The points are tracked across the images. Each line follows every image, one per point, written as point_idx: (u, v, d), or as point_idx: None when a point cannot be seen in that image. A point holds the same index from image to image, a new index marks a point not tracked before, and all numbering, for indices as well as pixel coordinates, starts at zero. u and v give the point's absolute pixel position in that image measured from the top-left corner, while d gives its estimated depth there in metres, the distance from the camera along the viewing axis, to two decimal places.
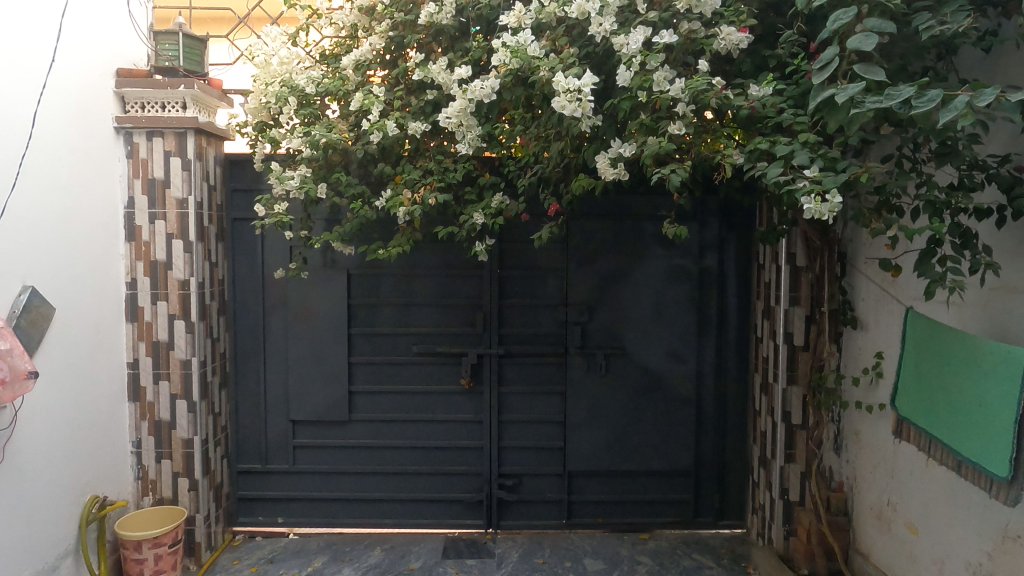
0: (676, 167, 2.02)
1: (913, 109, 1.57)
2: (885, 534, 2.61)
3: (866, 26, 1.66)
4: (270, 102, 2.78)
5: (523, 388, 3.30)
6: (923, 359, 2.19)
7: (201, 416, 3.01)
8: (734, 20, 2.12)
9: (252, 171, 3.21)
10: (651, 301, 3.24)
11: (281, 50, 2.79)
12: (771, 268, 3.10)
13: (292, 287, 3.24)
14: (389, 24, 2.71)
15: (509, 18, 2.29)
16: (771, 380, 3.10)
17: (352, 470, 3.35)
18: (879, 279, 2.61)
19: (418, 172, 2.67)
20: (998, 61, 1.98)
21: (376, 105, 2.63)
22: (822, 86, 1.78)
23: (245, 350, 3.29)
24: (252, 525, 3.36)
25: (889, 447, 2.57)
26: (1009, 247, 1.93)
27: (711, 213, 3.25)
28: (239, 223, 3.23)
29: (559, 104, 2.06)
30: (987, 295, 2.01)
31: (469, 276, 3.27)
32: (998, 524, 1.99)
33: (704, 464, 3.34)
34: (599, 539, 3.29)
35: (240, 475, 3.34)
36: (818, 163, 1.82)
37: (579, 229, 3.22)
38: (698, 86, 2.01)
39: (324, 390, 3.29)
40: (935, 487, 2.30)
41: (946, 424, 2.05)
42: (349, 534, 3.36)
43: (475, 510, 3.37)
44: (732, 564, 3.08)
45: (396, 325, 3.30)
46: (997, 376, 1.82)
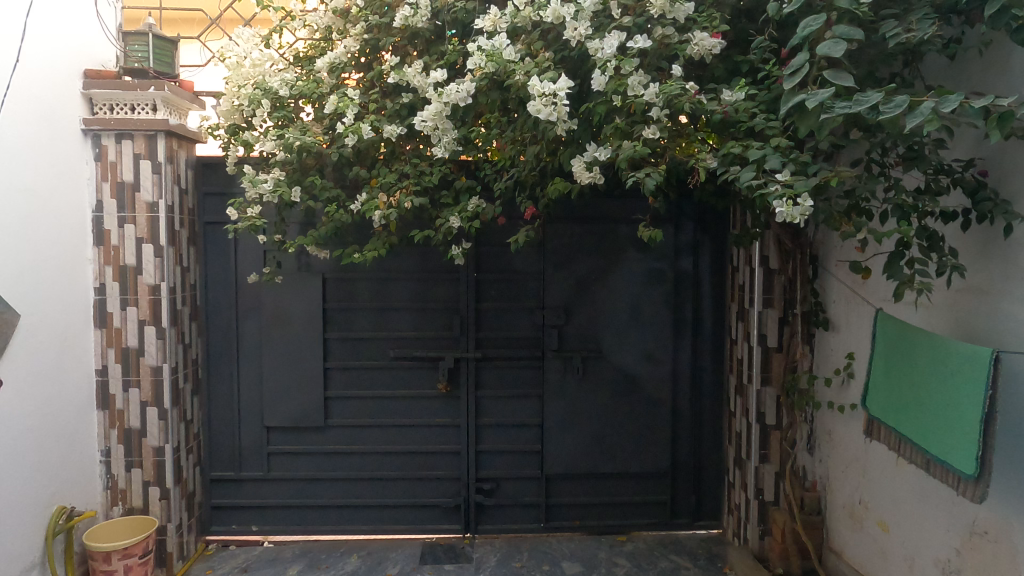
0: (651, 171, 2.03)
1: (881, 115, 1.61)
2: (858, 531, 2.66)
3: (836, 33, 1.69)
4: (243, 105, 2.74)
5: (501, 391, 3.30)
6: (891, 359, 2.21)
7: (173, 423, 2.95)
8: (708, 25, 2.13)
9: (225, 174, 3.16)
10: (627, 304, 3.26)
11: (253, 52, 2.74)
12: (745, 272, 3.12)
13: (266, 291, 3.20)
14: (364, 27, 2.70)
15: (484, 22, 2.29)
16: (746, 382, 3.13)
17: (327, 476, 3.32)
18: (849, 280, 2.66)
19: (394, 175, 2.67)
20: (962, 68, 2.03)
21: (351, 108, 2.60)
22: (793, 92, 1.80)
23: (218, 356, 3.24)
24: (225, 534, 3.30)
25: (861, 446, 2.62)
26: (974, 251, 1.99)
27: (686, 216, 3.27)
28: (211, 227, 3.18)
29: (535, 108, 2.06)
30: (954, 297, 2.07)
31: (446, 280, 3.26)
32: (965, 520, 2.05)
33: (680, 465, 3.37)
34: (577, 541, 3.30)
35: (213, 483, 3.28)
36: (790, 167, 1.84)
37: (556, 232, 3.23)
38: (672, 91, 2.00)
39: (298, 396, 3.25)
40: (905, 484, 2.35)
41: (915, 424, 2.05)
42: (325, 541, 3.32)
43: (453, 515, 3.36)
44: (709, 564, 3.10)
45: (372, 330, 3.27)
46: (966, 375, 1.83)
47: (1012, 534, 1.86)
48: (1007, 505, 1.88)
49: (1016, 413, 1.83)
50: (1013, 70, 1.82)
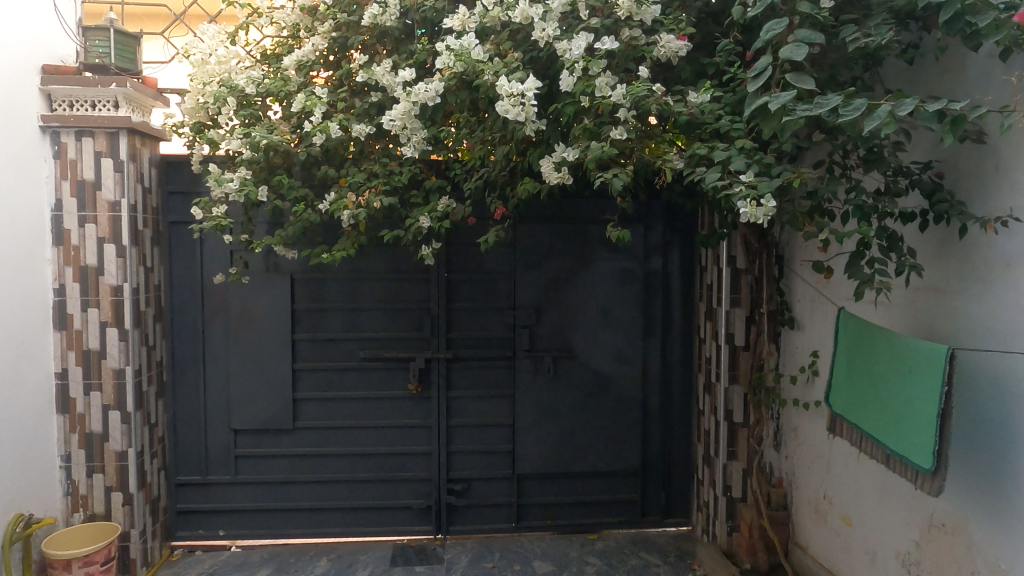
0: (619, 171, 2.04)
1: (840, 118, 1.65)
2: (822, 526, 2.71)
3: (797, 37, 1.72)
4: (208, 103, 2.69)
5: (472, 392, 3.29)
6: (853, 356, 2.25)
7: (136, 426, 2.89)
8: (674, 28, 2.16)
9: (190, 173, 3.10)
10: (598, 304, 3.28)
11: (218, 49, 2.71)
12: (712, 271, 3.16)
13: (232, 292, 3.15)
14: (332, 25, 2.68)
15: (453, 21, 2.29)
16: (714, 380, 3.17)
17: (296, 479, 3.28)
18: (813, 280, 2.71)
19: (363, 175, 2.65)
20: (919, 72, 2.08)
21: (319, 106, 2.58)
22: (757, 95, 1.82)
23: (184, 358, 3.18)
24: (191, 539, 3.24)
25: (825, 442, 2.68)
26: (932, 251, 2.04)
27: (655, 217, 3.30)
28: (176, 226, 3.13)
29: (502, 108, 2.07)
30: (912, 296, 2.12)
31: (417, 280, 3.25)
32: (924, 513, 2.10)
33: (650, 463, 3.40)
34: (548, 541, 3.31)
35: (178, 488, 3.22)
36: (754, 169, 1.87)
37: (526, 232, 3.24)
38: (640, 92, 2.01)
39: (266, 398, 3.20)
40: (868, 479, 2.41)
41: (876, 420, 2.09)
42: (294, 544, 3.28)
43: (424, 516, 3.34)
44: (678, 561, 3.13)
45: (343, 331, 3.24)
46: (922, 371, 1.87)
47: (968, 527, 1.91)
48: (963, 498, 1.93)
49: (971, 409, 1.88)
50: (968, 76, 1.88)
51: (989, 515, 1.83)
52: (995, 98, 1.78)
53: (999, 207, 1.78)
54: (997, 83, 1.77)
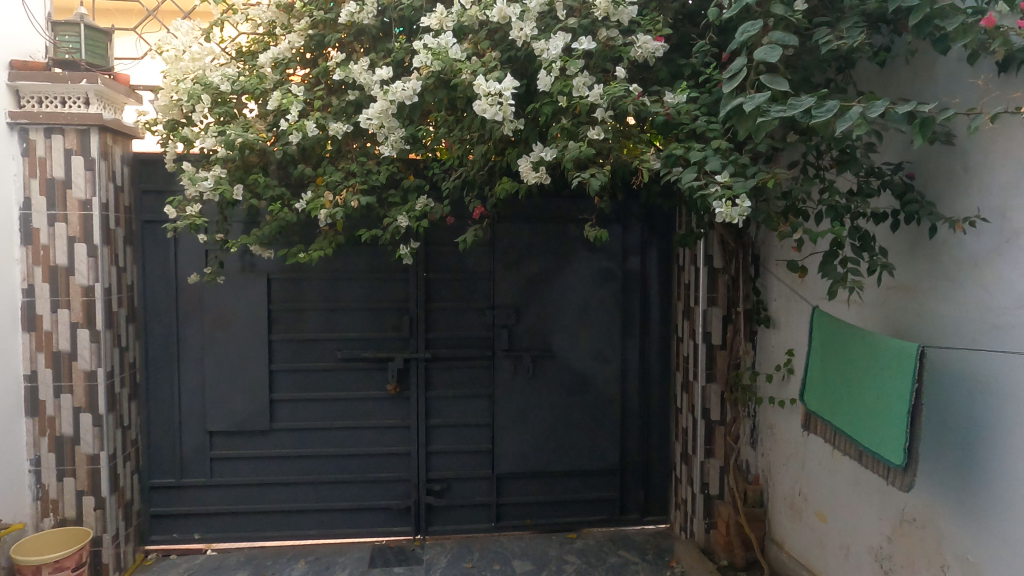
0: (596, 172, 2.04)
1: (812, 119, 1.67)
2: (798, 522, 2.74)
3: (772, 39, 1.73)
4: (181, 100, 2.65)
5: (451, 392, 3.29)
6: (827, 354, 2.28)
7: (108, 429, 2.84)
8: (651, 28, 2.18)
9: (164, 172, 3.06)
10: (577, 303, 3.29)
11: (192, 45, 2.65)
12: (690, 271, 3.18)
13: (208, 292, 3.11)
14: (309, 23, 2.65)
15: (431, 20, 2.28)
16: (692, 379, 3.19)
17: (273, 481, 3.24)
18: (789, 280, 2.75)
19: (340, 174, 2.64)
20: (890, 74, 2.12)
21: (296, 104, 2.55)
22: (732, 95, 1.84)
23: (158, 359, 3.13)
24: (166, 543, 3.20)
25: (800, 440, 2.71)
26: (903, 251, 2.07)
27: (633, 216, 3.32)
28: (149, 226, 3.07)
29: (480, 108, 2.06)
30: (884, 295, 2.16)
31: (395, 280, 3.23)
32: (896, 508, 2.14)
33: (629, 462, 3.42)
34: (527, 540, 3.32)
35: (152, 491, 3.17)
36: (729, 169, 1.88)
37: (505, 232, 3.23)
38: (617, 92, 2.02)
39: (242, 399, 3.16)
40: (841, 475, 2.44)
41: (849, 417, 2.11)
42: (270, 547, 3.25)
43: (403, 517, 3.33)
44: (656, 559, 3.15)
45: (321, 331, 3.22)
46: (894, 369, 1.90)
47: (938, 521, 1.95)
48: (933, 493, 1.97)
49: (941, 405, 1.92)
50: (937, 79, 1.92)
51: (958, 510, 1.87)
52: (963, 100, 1.82)
53: (968, 208, 1.82)
54: (964, 86, 1.81)
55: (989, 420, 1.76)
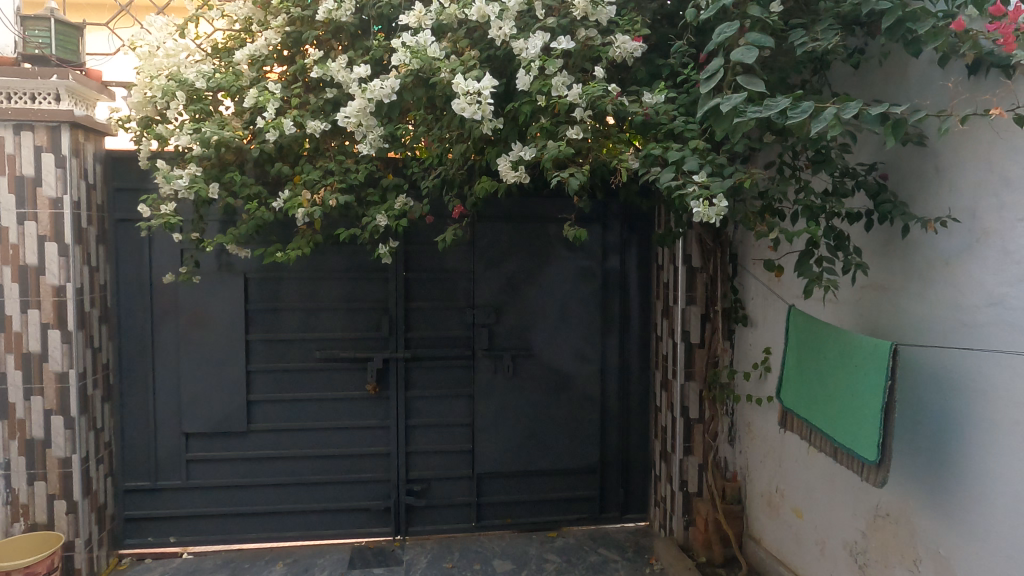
0: (575, 171, 2.04)
1: (788, 120, 1.69)
2: (775, 518, 2.77)
3: (749, 40, 1.74)
4: (155, 97, 2.60)
5: (431, 391, 3.27)
6: (803, 352, 2.31)
7: (81, 432, 2.79)
8: (629, 29, 2.19)
9: (138, 169, 3.01)
10: (557, 302, 3.30)
11: (167, 41, 2.61)
12: (669, 270, 3.20)
13: (183, 292, 3.07)
14: (286, 19, 2.62)
15: (409, 18, 2.26)
16: (671, 377, 3.21)
17: (251, 483, 3.21)
18: (766, 279, 2.78)
19: (318, 172, 2.61)
20: (863, 76, 2.15)
21: (272, 102, 2.52)
22: (709, 96, 1.85)
23: (132, 360, 3.07)
24: (140, 547, 3.15)
25: (777, 437, 2.74)
26: (877, 250, 2.11)
27: (613, 216, 3.33)
28: (122, 224, 3.02)
29: (460, 106, 2.05)
30: (858, 293, 2.19)
31: (375, 279, 3.21)
32: (870, 503, 2.17)
33: (609, 460, 3.43)
34: (508, 539, 3.32)
35: (126, 494, 3.12)
36: (706, 169, 1.90)
37: (485, 231, 3.23)
38: (596, 92, 2.01)
39: (219, 400, 3.12)
40: (817, 472, 2.47)
41: (824, 414, 2.14)
42: (248, 550, 3.21)
43: (382, 518, 3.31)
44: (636, 556, 3.17)
45: (299, 331, 3.19)
46: (867, 366, 1.93)
47: (911, 516, 1.98)
48: (905, 488, 2.00)
49: (913, 402, 1.95)
50: (909, 81, 1.95)
51: (931, 505, 1.90)
52: (934, 102, 1.85)
53: (940, 209, 1.85)
54: (935, 88, 1.84)
55: (960, 417, 1.79)
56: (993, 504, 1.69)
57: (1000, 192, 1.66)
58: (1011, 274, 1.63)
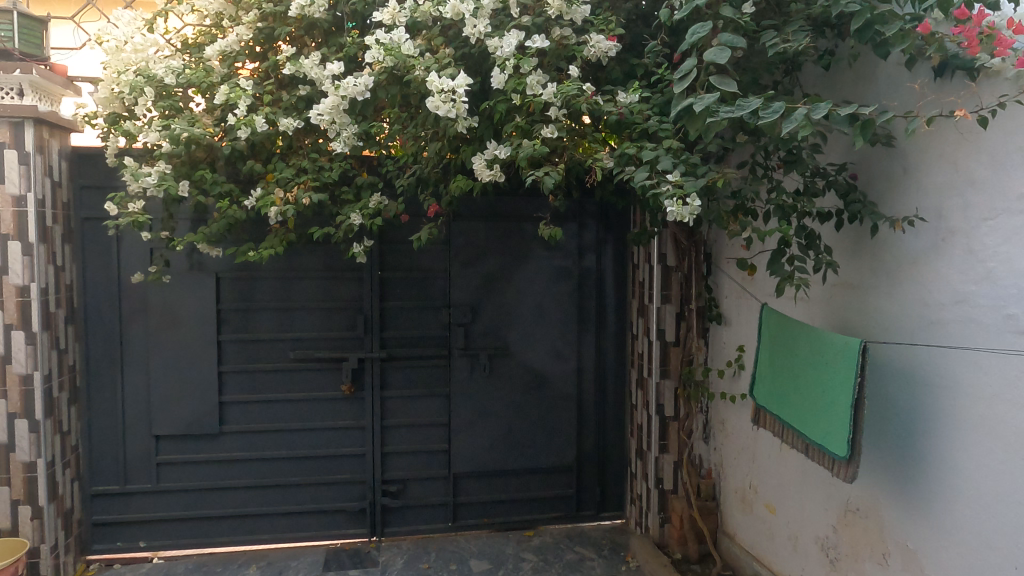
0: (550, 170, 2.04)
1: (760, 120, 1.70)
2: (748, 515, 2.80)
3: (721, 41, 1.75)
4: (123, 93, 2.55)
5: (407, 391, 3.25)
6: (775, 350, 2.33)
7: (46, 435, 2.72)
8: (603, 28, 2.19)
9: (105, 167, 2.94)
10: (533, 302, 3.30)
11: (135, 36, 2.55)
12: (644, 269, 3.22)
13: (153, 292, 3.01)
14: (258, 15, 2.58)
15: (383, 14, 2.23)
16: (646, 375, 3.23)
17: (224, 486, 3.16)
18: (739, 278, 2.81)
19: (291, 171, 2.58)
20: (834, 77, 2.18)
21: (244, 98, 2.48)
22: (683, 96, 1.86)
23: (99, 362, 3.01)
24: (109, 552, 3.08)
25: (751, 434, 2.77)
26: (847, 249, 2.14)
27: (588, 215, 3.34)
28: (89, 223, 2.95)
29: (433, 104, 2.04)
30: (829, 292, 2.22)
31: (350, 279, 3.18)
32: (840, 498, 2.20)
33: (585, 459, 3.44)
34: (485, 539, 3.31)
35: (94, 499, 3.05)
36: (680, 168, 1.91)
37: (461, 230, 3.22)
38: (570, 91, 2.02)
39: (190, 402, 3.07)
40: (789, 468, 2.51)
41: (796, 410, 2.17)
42: (220, 554, 3.17)
43: (358, 519, 3.28)
44: (612, 554, 3.18)
45: (273, 331, 3.15)
46: (838, 363, 1.96)
47: (880, 510, 2.02)
48: (874, 483, 2.04)
49: (882, 398, 1.98)
50: (878, 82, 1.98)
51: (899, 499, 1.94)
52: (901, 104, 1.89)
53: (908, 209, 1.88)
54: (903, 90, 1.88)
55: (927, 413, 1.82)
56: (959, 498, 1.73)
57: (965, 192, 1.69)
58: (975, 273, 1.67)
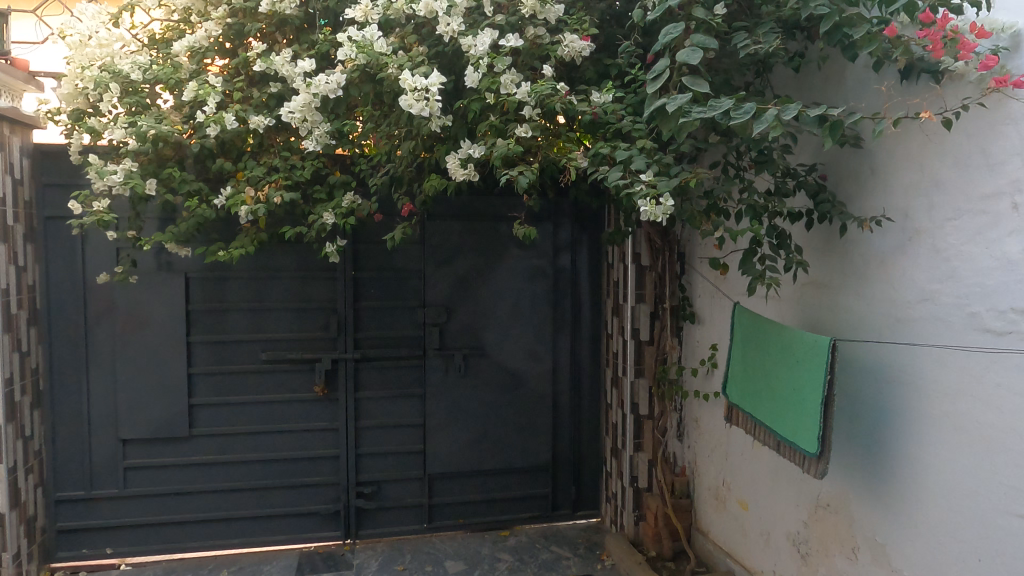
0: (524, 169, 2.03)
1: (731, 121, 1.72)
2: (722, 511, 2.83)
3: (693, 42, 1.76)
4: (87, 88, 2.48)
5: (382, 392, 3.23)
6: (747, 348, 2.36)
7: (7, 441, 2.65)
8: (578, 28, 2.20)
9: (69, 164, 2.87)
10: (508, 301, 3.29)
11: (100, 30, 2.49)
12: (618, 268, 3.24)
13: (119, 292, 2.94)
14: (227, 11, 2.54)
15: (355, 12, 2.20)
16: (621, 374, 3.24)
17: (194, 490, 3.10)
18: (712, 277, 2.84)
19: (262, 169, 2.54)
20: (804, 79, 2.21)
21: (212, 95, 2.44)
22: (655, 96, 1.86)
23: (64, 365, 2.93)
24: (74, 559, 3.01)
25: (723, 431, 2.80)
26: (816, 248, 2.17)
27: (563, 214, 3.34)
28: (52, 222, 2.88)
29: (406, 103, 2.02)
30: (799, 291, 2.26)
31: (323, 279, 3.14)
32: (811, 494, 2.23)
33: (561, 458, 3.45)
34: (460, 540, 3.30)
35: (58, 505, 2.97)
36: (653, 168, 1.92)
37: (435, 229, 3.20)
38: (544, 91, 2.02)
39: (159, 405, 3.01)
40: (761, 464, 2.53)
41: (768, 408, 2.19)
42: (191, 559, 3.11)
43: (332, 522, 3.25)
44: (587, 553, 3.19)
45: (244, 332, 3.09)
46: (808, 361, 1.98)
47: (850, 505, 2.05)
48: (844, 478, 2.07)
49: (851, 396, 2.02)
50: (847, 84, 2.01)
51: (868, 494, 1.97)
52: (869, 105, 1.92)
53: (875, 209, 1.91)
54: (870, 92, 1.91)
55: (894, 410, 1.86)
56: (925, 492, 1.76)
57: (931, 193, 1.72)
58: (940, 272, 1.70)
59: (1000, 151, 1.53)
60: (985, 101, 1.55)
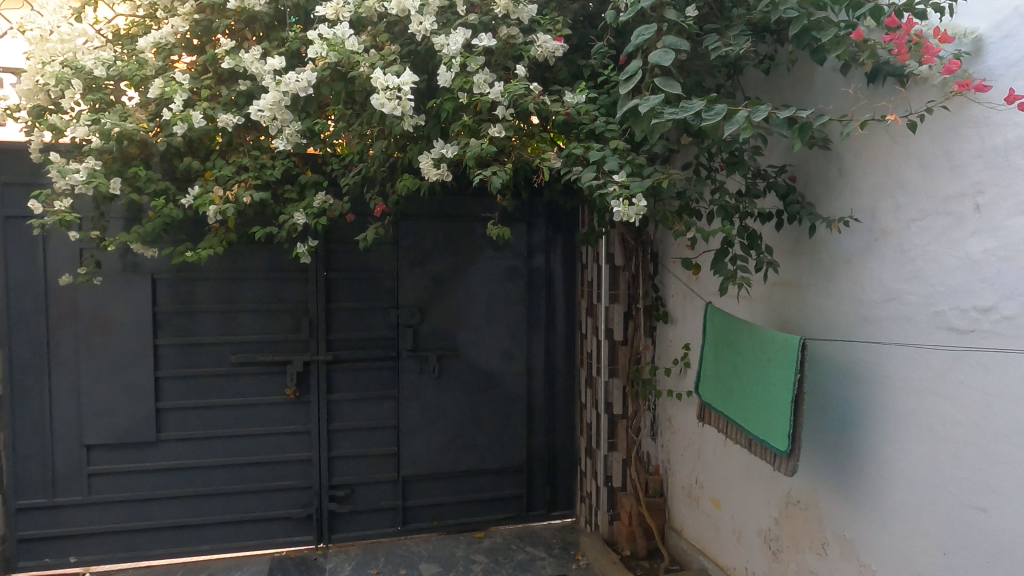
0: (497, 169, 2.02)
1: (703, 122, 1.72)
2: (695, 509, 2.85)
3: (665, 44, 1.77)
4: (48, 84, 2.40)
5: (355, 394, 3.19)
6: (719, 347, 2.38)
7: None
8: (550, 28, 2.20)
9: (29, 163, 2.79)
10: (483, 302, 3.28)
11: (61, 25, 2.42)
12: (592, 269, 3.25)
13: (83, 294, 2.87)
14: (194, 6, 2.49)
15: (326, 9, 2.18)
16: (595, 374, 3.26)
17: (161, 496, 3.04)
18: (684, 277, 2.86)
19: (231, 168, 2.50)
20: (774, 82, 2.24)
21: (179, 93, 2.39)
22: (627, 97, 1.87)
23: (24, 369, 2.85)
24: (37, 569, 2.93)
25: (696, 430, 2.82)
26: (786, 248, 2.20)
27: (537, 215, 3.34)
28: (12, 222, 2.79)
29: (378, 101, 1.99)
30: (770, 290, 2.28)
31: (294, 280, 3.10)
32: (782, 491, 2.26)
33: (535, 458, 3.45)
34: (435, 542, 3.28)
35: (19, 513, 2.89)
36: (625, 169, 1.92)
37: (409, 230, 3.17)
38: (516, 91, 2.01)
39: (124, 409, 2.94)
40: (734, 462, 2.56)
41: (739, 407, 2.21)
42: (158, 566, 3.05)
43: (305, 526, 3.20)
44: (562, 553, 3.20)
45: (213, 334, 3.04)
46: (779, 360, 2.01)
47: (819, 502, 2.08)
48: (814, 475, 2.10)
49: (820, 394, 2.05)
50: (815, 87, 2.04)
51: (838, 491, 2.00)
52: (836, 107, 1.96)
53: (843, 210, 1.94)
54: (838, 95, 1.94)
55: (862, 407, 1.89)
56: (892, 488, 1.80)
57: (897, 195, 1.76)
58: (906, 271, 1.73)
59: (962, 153, 1.56)
60: (948, 105, 1.58)
